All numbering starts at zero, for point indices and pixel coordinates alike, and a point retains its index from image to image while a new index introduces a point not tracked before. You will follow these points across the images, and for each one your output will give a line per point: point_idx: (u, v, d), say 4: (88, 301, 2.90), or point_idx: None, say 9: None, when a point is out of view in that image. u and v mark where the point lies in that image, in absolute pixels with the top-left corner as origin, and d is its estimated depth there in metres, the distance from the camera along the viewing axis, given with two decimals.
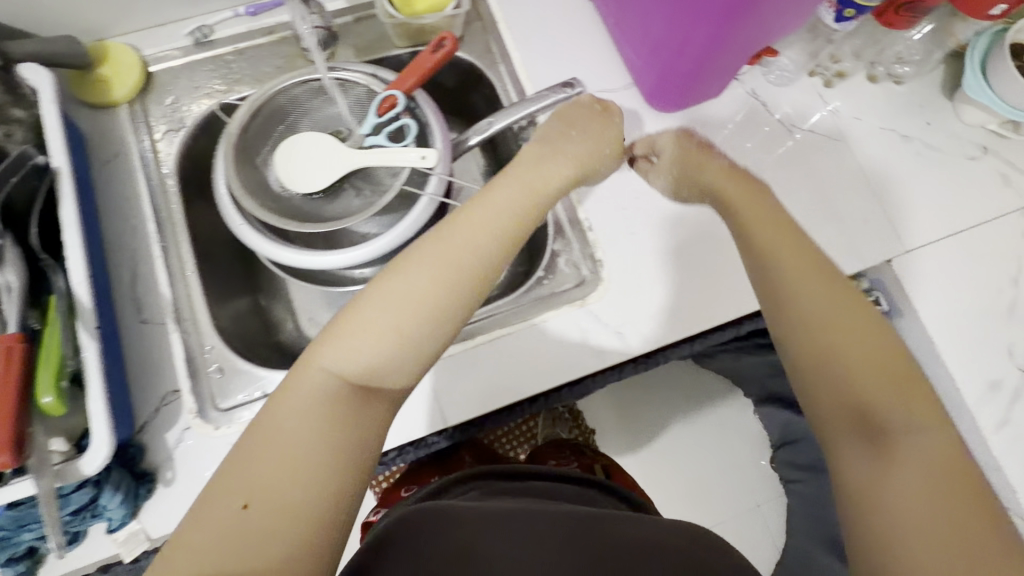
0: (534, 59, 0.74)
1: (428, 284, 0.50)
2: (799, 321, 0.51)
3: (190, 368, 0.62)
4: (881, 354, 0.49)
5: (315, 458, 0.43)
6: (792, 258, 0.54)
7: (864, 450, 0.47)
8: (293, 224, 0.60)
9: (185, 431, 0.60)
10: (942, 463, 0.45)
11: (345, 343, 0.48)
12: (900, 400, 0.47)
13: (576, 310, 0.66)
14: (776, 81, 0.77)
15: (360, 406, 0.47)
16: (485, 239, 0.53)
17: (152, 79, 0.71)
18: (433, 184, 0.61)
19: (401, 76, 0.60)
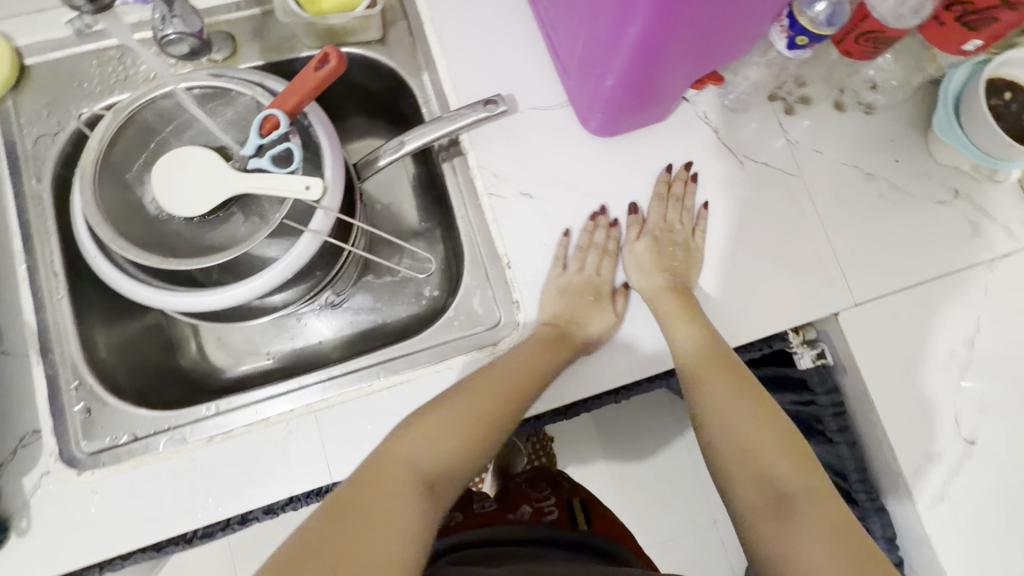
0: (462, 70, 0.67)
1: (485, 400, 0.53)
2: (714, 398, 0.55)
3: (53, 406, 0.57)
4: (779, 431, 0.52)
5: (377, 541, 0.43)
6: (695, 353, 0.57)
7: (777, 526, 0.47)
8: (155, 259, 0.52)
9: (44, 476, 0.55)
10: (840, 531, 0.45)
11: (427, 439, 0.50)
12: (793, 474, 0.49)
13: (484, 357, 0.61)
14: (732, 105, 0.69)
15: (428, 501, 0.47)
16: (521, 364, 0.57)
17: (28, 74, 0.64)
18: (318, 218, 0.55)
19: (282, 95, 0.52)
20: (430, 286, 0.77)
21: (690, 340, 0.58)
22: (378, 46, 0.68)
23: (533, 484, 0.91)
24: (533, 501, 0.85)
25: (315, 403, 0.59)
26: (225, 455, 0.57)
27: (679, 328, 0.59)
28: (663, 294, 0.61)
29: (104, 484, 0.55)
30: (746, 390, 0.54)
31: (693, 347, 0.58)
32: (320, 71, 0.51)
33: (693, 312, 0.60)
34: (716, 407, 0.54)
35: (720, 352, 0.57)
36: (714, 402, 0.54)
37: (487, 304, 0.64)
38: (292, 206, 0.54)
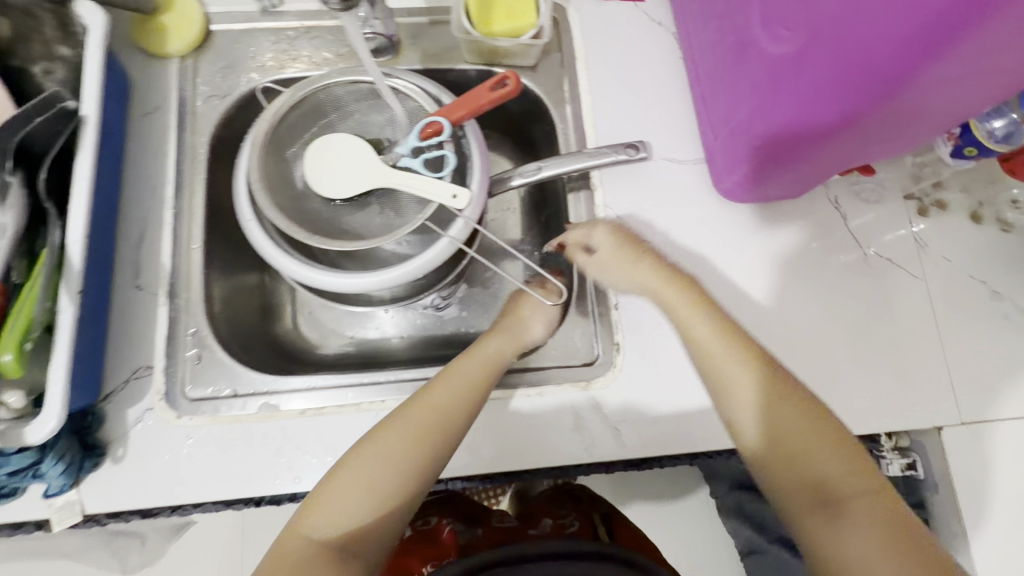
0: (605, 110, 0.69)
1: (404, 455, 0.51)
2: (735, 393, 0.53)
3: (169, 347, 0.60)
4: (816, 415, 0.51)
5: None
6: (729, 351, 0.54)
7: (827, 522, 0.47)
8: (304, 233, 0.54)
9: (147, 412, 0.58)
10: (894, 530, 0.46)
11: (330, 509, 0.49)
12: (842, 471, 0.49)
13: (576, 391, 0.61)
14: (863, 196, 0.69)
15: (333, 571, 0.47)
16: (445, 402, 0.54)
17: (210, 39, 0.68)
18: (457, 226, 0.57)
19: (450, 105, 0.55)
20: None
21: (700, 328, 0.56)
22: (529, 72, 0.71)
23: (555, 502, 0.91)
24: (555, 516, 0.85)
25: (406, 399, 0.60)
26: (313, 429, 0.59)
27: (696, 325, 0.56)
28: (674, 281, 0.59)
29: (198, 431, 0.58)
30: (784, 396, 0.52)
31: (712, 344, 0.55)
32: (494, 91, 0.54)
33: (687, 298, 0.58)
34: (746, 412, 0.52)
35: (734, 348, 0.54)
36: (744, 402, 0.52)
37: (586, 337, 0.65)
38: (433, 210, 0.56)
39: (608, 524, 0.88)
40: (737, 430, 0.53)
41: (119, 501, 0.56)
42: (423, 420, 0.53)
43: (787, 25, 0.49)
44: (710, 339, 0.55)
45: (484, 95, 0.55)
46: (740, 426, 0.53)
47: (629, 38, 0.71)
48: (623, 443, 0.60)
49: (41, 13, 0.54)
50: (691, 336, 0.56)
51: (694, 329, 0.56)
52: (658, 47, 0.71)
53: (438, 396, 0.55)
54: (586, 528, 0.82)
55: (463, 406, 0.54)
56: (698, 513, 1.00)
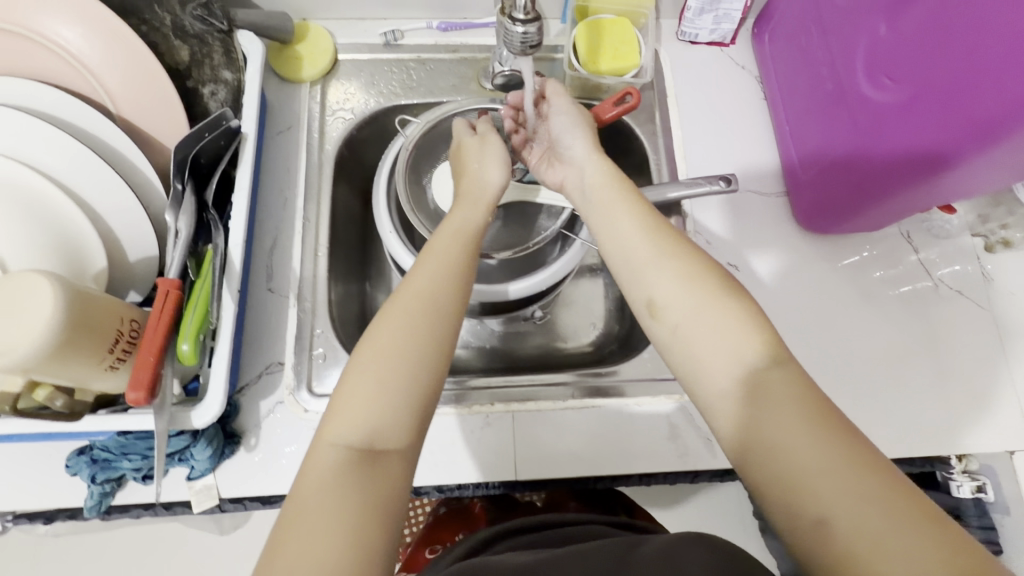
0: (695, 144, 0.75)
1: (411, 326, 0.47)
2: (659, 276, 0.49)
3: (298, 345, 0.65)
4: (700, 286, 0.47)
5: (331, 528, 0.39)
6: (643, 224, 0.52)
7: (753, 408, 0.42)
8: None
9: (278, 404, 0.63)
10: (796, 394, 0.41)
11: (347, 409, 0.44)
12: (729, 338, 0.45)
13: (671, 403, 0.65)
14: (934, 232, 0.74)
15: (372, 465, 0.42)
16: (437, 276, 0.50)
17: (337, 66, 0.75)
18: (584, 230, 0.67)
19: None
20: (599, 320, 0.84)
21: (620, 210, 0.54)
22: None
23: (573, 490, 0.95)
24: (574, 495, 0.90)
25: (515, 404, 0.65)
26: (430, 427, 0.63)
27: (611, 202, 0.55)
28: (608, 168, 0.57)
29: None
30: (678, 263, 0.49)
31: (641, 236, 0.51)
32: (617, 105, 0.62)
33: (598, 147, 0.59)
34: (665, 290, 0.48)
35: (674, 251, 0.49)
36: (690, 293, 0.47)
37: None
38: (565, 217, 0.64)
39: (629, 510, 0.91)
40: (662, 316, 0.47)
41: (249, 487, 0.60)
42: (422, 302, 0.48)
43: (893, 77, 0.56)
44: (627, 223, 0.52)
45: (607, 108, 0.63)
46: (662, 307, 0.48)
47: (716, 79, 0.78)
48: (716, 453, 0.64)
49: (212, 41, 0.61)
50: (603, 211, 0.55)
51: (609, 201, 0.55)
52: (742, 88, 0.78)
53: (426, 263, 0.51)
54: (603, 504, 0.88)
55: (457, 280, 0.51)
56: None
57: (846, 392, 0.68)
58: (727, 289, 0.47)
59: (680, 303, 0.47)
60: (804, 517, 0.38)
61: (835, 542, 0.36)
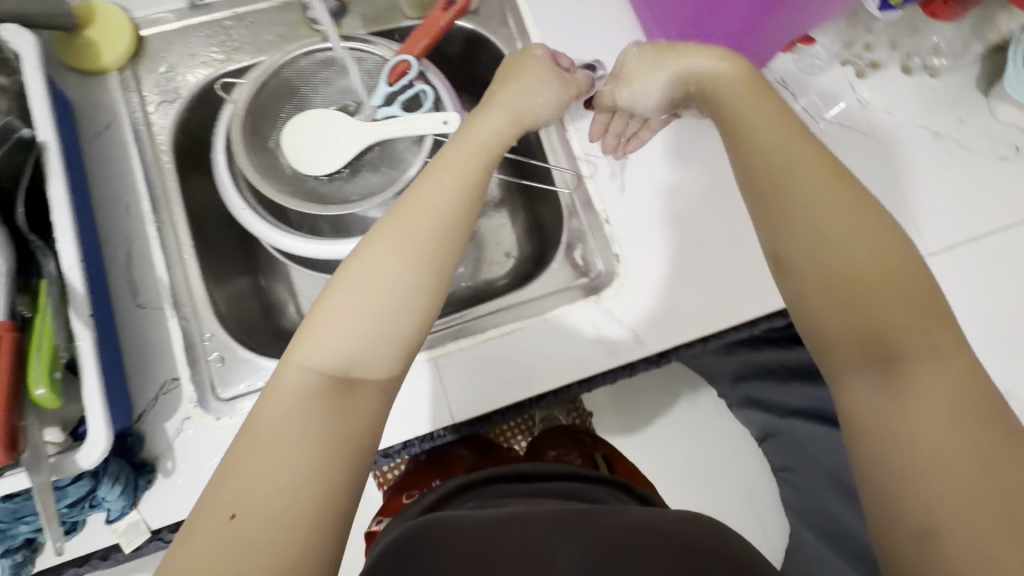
0: (555, 38, 0.70)
1: (399, 258, 0.45)
2: (805, 224, 0.43)
3: (189, 356, 0.60)
4: (863, 271, 0.41)
5: (292, 461, 0.38)
6: (813, 178, 0.44)
7: (875, 378, 0.39)
8: (315, 207, 0.56)
9: (185, 421, 0.58)
10: (961, 390, 0.38)
11: (323, 333, 0.43)
12: (891, 311, 0.40)
13: (590, 306, 0.64)
14: (806, 69, 0.73)
15: (345, 396, 0.42)
16: (433, 197, 0.48)
17: (144, 45, 0.66)
18: (452, 153, 0.60)
19: (411, 40, 0.57)
20: (512, 248, 0.82)
21: (770, 130, 0.48)
22: (472, 17, 0.72)
23: (554, 438, 0.98)
24: (556, 447, 0.93)
25: (435, 350, 0.63)
26: None
27: (760, 121, 0.48)
28: (771, 101, 0.50)
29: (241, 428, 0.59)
30: (843, 217, 0.43)
31: (829, 221, 0.43)
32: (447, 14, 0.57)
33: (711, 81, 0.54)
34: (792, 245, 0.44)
35: (835, 211, 0.43)
36: (823, 247, 0.43)
37: (586, 257, 0.68)
38: (429, 144, 0.58)
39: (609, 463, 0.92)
40: (791, 272, 0.44)
41: (178, 511, 0.56)
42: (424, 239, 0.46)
43: None
44: (801, 156, 0.45)
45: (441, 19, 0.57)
46: (785, 259, 0.45)
47: None
48: (642, 342, 0.63)
49: None
50: (758, 136, 0.48)
51: (767, 140, 0.47)
52: None
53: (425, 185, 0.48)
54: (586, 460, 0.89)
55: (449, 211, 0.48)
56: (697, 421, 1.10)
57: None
58: (909, 265, 0.42)
59: (807, 253, 0.43)
60: (911, 522, 0.35)
61: (946, 555, 0.33)
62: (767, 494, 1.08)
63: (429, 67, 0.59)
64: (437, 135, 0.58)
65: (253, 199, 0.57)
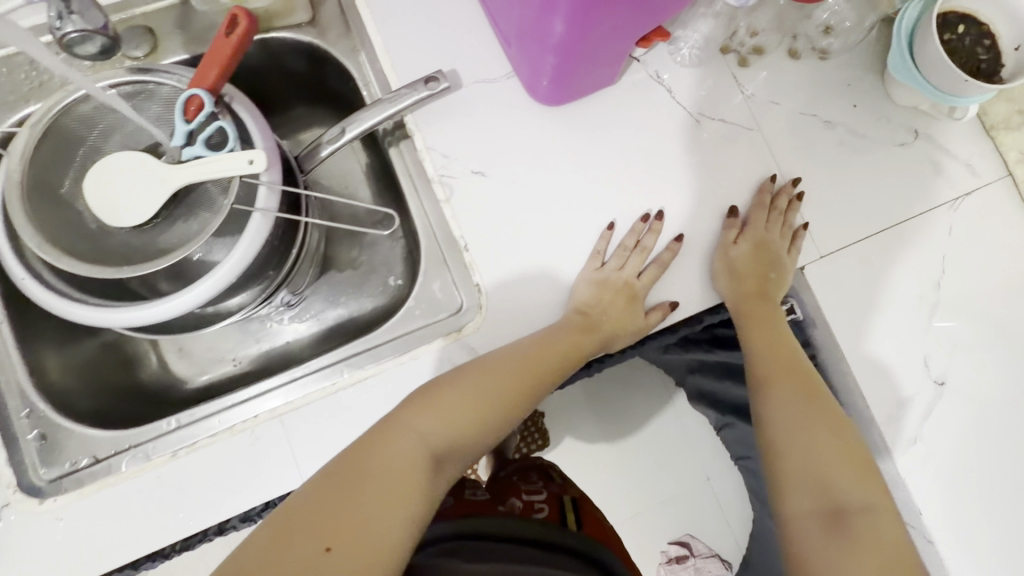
0: (399, 48, 0.63)
1: (499, 390, 0.54)
2: (775, 404, 0.58)
3: (5, 437, 0.55)
4: (845, 452, 0.55)
5: (387, 523, 0.45)
6: (799, 387, 0.58)
7: (829, 532, 0.50)
8: (107, 270, 0.49)
9: (3, 508, 0.53)
10: (893, 551, 0.48)
11: (442, 421, 0.52)
12: (856, 484, 0.53)
13: (448, 344, 0.59)
14: (684, 62, 0.66)
15: (434, 476, 0.50)
16: (534, 349, 0.57)
17: None
18: (263, 196, 0.52)
19: (199, 70, 0.51)
20: (397, 274, 0.77)
21: (767, 339, 0.61)
22: (309, 28, 0.65)
23: (524, 476, 0.97)
24: (523, 495, 0.90)
25: (279, 407, 0.57)
26: (191, 467, 0.56)
27: (763, 333, 0.61)
28: (752, 305, 0.62)
29: (68, 511, 0.54)
30: (829, 428, 0.56)
31: (809, 421, 0.56)
32: (232, 36, 0.50)
33: (773, 314, 0.63)
34: (771, 408, 0.58)
35: (815, 412, 0.57)
36: (807, 458, 0.54)
37: (447, 289, 0.62)
38: (236, 188, 0.52)
39: (577, 508, 0.91)
40: (770, 453, 0.57)
41: None
42: (516, 373, 0.55)
43: None
44: (803, 410, 0.57)
45: (227, 42, 0.51)
46: (772, 444, 0.57)
47: None
48: None
49: None
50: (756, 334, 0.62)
51: (771, 340, 0.61)
52: None
53: (526, 338, 0.58)
54: (554, 511, 0.86)
55: (540, 366, 0.56)
56: (633, 423, 1.08)
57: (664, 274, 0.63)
58: (862, 451, 0.55)
59: (787, 444, 0.56)
60: None
61: None
62: (706, 491, 1.06)
63: (233, 98, 0.53)
64: (246, 176, 0.52)
65: (39, 264, 0.50)
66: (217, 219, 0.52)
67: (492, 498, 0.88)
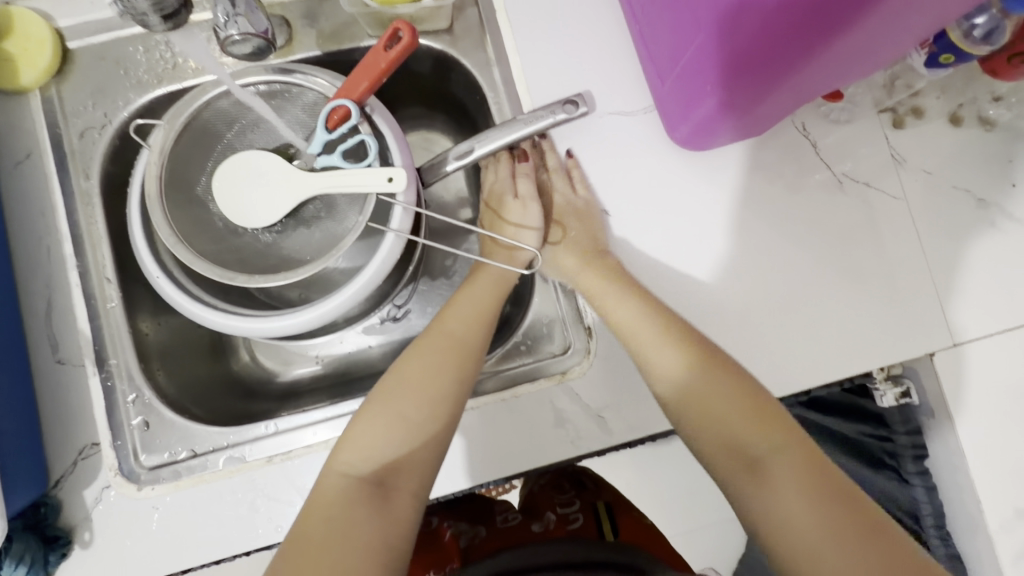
0: (537, 67, 0.60)
1: (423, 371, 0.54)
2: (666, 379, 0.53)
3: (111, 419, 0.55)
4: (728, 382, 0.52)
5: (354, 539, 0.45)
6: (667, 336, 0.54)
7: (743, 471, 0.49)
8: (238, 275, 0.48)
9: (104, 490, 0.54)
10: (804, 475, 0.47)
11: (362, 441, 0.51)
12: (746, 419, 0.50)
13: (552, 386, 0.58)
14: (833, 117, 0.62)
15: (380, 497, 0.48)
16: (461, 327, 0.57)
17: (71, 60, 0.59)
18: (398, 216, 0.51)
19: (350, 81, 0.49)
20: None
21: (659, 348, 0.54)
22: (444, 36, 0.63)
23: (557, 487, 0.95)
24: (558, 507, 0.88)
25: None
26: (285, 475, 0.55)
27: (610, 298, 0.57)
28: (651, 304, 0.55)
29: (164, 500, 0.54)
30: (703, 372, 0.52)
31: (676, 370, 0.53)
32: (391, 51, 0.48)
33: (631, 283, 0.57)
34: (657, 376, 0.54)
35: (689, 355, 0.53)
36: (698, 416, 0.52)
37: (553, 324, 0.63)
38: (371, 205, 0.50)
39: (612, 514, 0.89)
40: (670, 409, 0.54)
41: None
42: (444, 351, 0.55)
43: None
44: (675, 369, 0.53)
45: (383, 54, 0.49)
46: (668, 399, 0.54)
47: None
48: (610, 429, 0.57)
49: None
50: (641, 346, 0.54)
51: (616, 303, 0.56)
52: None
53: (430, 334, 0.57)
54: (590, 523, 0.83)
55: (458, 346, 0.56)
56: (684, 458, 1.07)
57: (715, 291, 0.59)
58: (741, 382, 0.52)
59: (679, 409, 0.53)
60: None
61: None
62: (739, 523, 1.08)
63: (376, 109, 0.51)
64: (382, 193, 0.50)
65: (172, 262, 0.50)
66: (346, 238, 0.50)
67: (527, 517, 0.87)
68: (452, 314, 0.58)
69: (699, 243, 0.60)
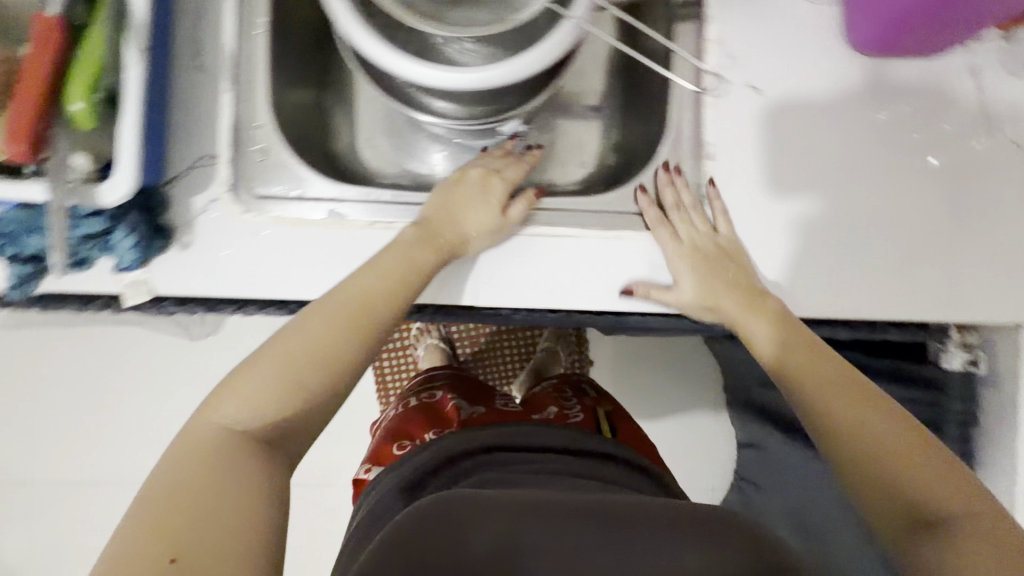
0: None
1: (322, 328, 0.48)
2: (832, 420, 0.49)
3: (233, 138, 0.56)
4: (897, 430, 0.48)
5: (224, 499, 0.41)
6: (850, 399, 0.50)
7: (930, 537, 0.44)
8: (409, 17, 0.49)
9: (212, 203, 0.56)
10: (996, 546, 0.43)
11: (242, 389, 0.46)
12: (933, 478, 0.46)
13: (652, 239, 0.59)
14: (1011, 65, 0.60)
15: (258, 452, 0.44)
16: (372, 277, 0.52)
17: None
18: (579, 6, 0.49)
19: None
20: (588, 157, 0.74)
21: (770, 342, 0.54)
22: None
23: (559, 391, 0.94)
24: (562, 404, 0.89)
25: None
26: (384, 241, 0.57)
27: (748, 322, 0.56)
28: (715, 279, 0.56)
29: (265, 229, 0.56)
30: (874, 422, 0.48)
31: (855, 423, 0.49)
32: None
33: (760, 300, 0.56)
34: (826, 422, 0.50)
35: (849, 402, 0.50)
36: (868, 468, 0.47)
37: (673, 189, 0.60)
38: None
39: (611, 420, 0.88)
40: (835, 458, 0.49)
41: (185, 287, 0.56)
42: (334, 313, 0.49)
43: None
44: (854, 420, 0.49)
45: None
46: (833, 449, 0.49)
47: None
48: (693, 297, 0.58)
49: None
50: (785, 365, 0.53)
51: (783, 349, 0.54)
52: None
53: (343, 286, 0.51)
54: (590, 419, 0.86)
55: (367, 302, 0.50)
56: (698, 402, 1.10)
57: (836, 200, 0.59)
58: (915, 434, 0.48)
59: (843, 460, 0.48)
60: None
61: None
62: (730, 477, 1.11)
63: None
64: None
65: None
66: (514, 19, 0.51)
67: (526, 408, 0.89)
68: (366, 268, 0.53)
69: (835, 150, 0.59)
